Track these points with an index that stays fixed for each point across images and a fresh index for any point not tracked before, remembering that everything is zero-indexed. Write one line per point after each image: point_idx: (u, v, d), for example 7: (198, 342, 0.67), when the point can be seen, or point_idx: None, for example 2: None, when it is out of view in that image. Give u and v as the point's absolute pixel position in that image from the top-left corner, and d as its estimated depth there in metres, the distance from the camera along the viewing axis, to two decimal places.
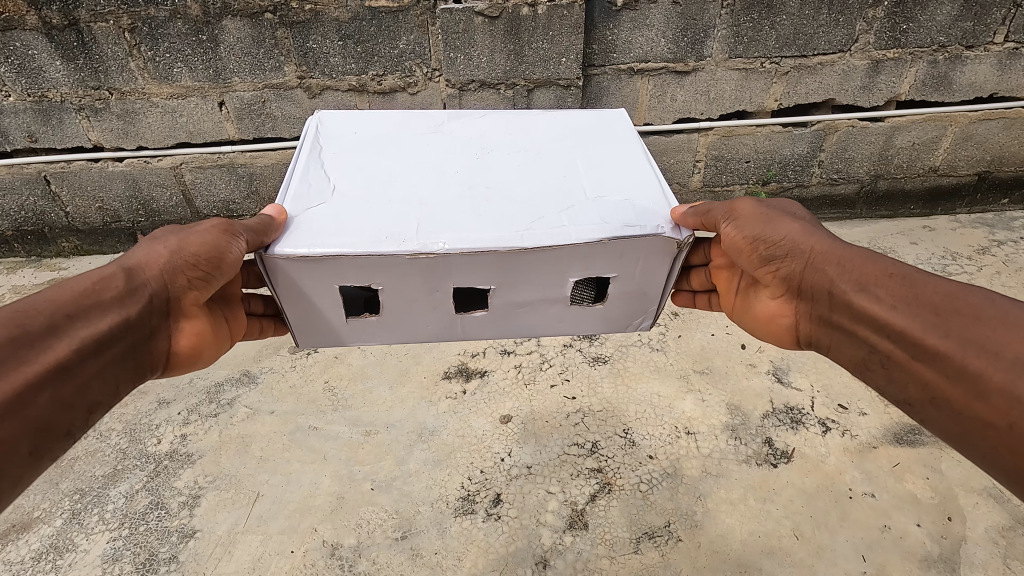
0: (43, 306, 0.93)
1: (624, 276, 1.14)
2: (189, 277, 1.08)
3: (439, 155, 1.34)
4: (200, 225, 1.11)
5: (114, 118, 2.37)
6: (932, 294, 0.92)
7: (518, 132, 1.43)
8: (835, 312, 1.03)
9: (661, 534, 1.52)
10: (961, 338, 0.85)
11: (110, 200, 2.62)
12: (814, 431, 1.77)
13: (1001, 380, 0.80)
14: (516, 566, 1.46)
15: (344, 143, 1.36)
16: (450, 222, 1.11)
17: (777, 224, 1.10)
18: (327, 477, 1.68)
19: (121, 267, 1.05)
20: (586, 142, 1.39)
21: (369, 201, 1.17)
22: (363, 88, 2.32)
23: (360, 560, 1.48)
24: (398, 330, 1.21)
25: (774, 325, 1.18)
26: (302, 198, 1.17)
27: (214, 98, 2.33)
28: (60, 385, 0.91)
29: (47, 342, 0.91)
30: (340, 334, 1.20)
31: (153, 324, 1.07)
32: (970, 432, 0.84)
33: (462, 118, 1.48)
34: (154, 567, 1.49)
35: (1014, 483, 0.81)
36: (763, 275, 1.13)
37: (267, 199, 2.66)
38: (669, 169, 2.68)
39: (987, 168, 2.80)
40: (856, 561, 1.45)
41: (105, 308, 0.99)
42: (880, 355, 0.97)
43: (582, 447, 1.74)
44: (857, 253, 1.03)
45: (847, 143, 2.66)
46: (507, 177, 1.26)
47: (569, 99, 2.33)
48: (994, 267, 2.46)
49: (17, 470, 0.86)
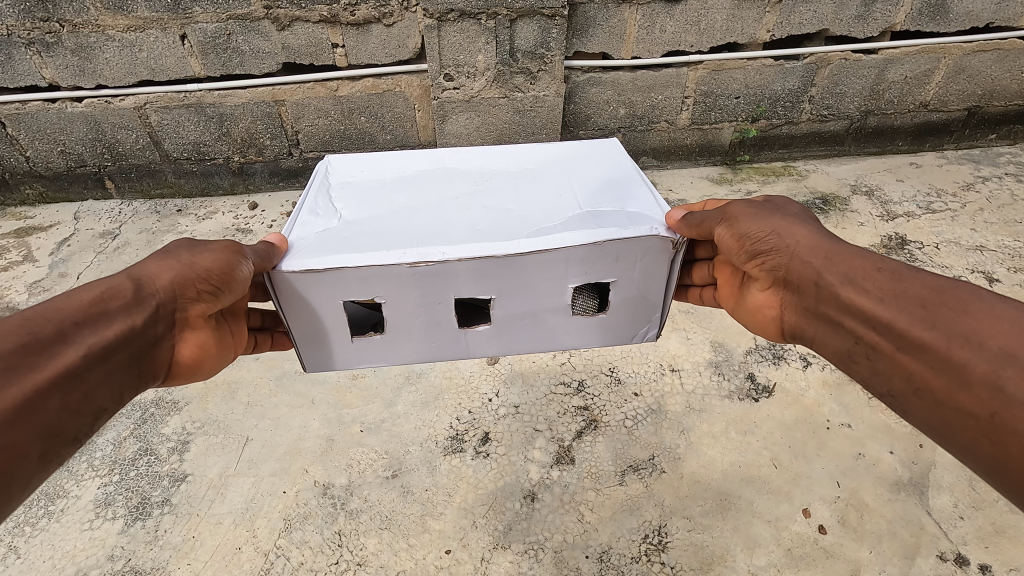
0: (52, 313, 0.88)
1: (624, 280, 1.11)
2: (199, 290, 1.03)
3: (437, 180, 1.30)
4: (212, 242, 1.07)
5: (68, 53, 2.22)
6: (918, 289, 0.87)
7: (512, 158, 1.38)
8: (821, 306, 0.98)
9: (645, 467, 1.56)
10: (946, 331, 0.81)
11: (72, 143, 2.48)
12: (795, 366, 1.81)
13: (985, 371, 0.75)
14: (505, 499, 1.50)
15: (353, 171, 1.34)
16: (450, 235, 1.08)
17: (767, 219, 1.06)
18: (316, 421, 1.69)
19: (130, 277, 0.99)
20: (580, 163, 1.34)
21: (373, 222, 1.15)
22: (335, 19, 2.20)
23: (352, 498, 1.51)
24: (403, 349, 1.18)
25: (763, 316, 1.14)
26: (309, 224, 1.15)
27: (175, 30, 2.18)
28: (68, 391, 0.86)
29: (56, 349, 0.86)
30: (343, 354, 1.17)
31: (158, 333, 1.00)
32: (953, 422, 0.79)
33: (462, 148, 1.43)
34: (147, 510, 1.50)
35: (994, 478, 0.77)
36: (750, 271, 1.09)
37: (239, 141, 2.53)
38: (657, 105, 2.59)
39: (977, 103, 2.76)
40: (831, 487, 1.50)
41: (112, 316, 0.93)
42: (864, 348, 0.92)
43: (567, 386, 1.77)
44: (847, 249, 0.99)
45: (839, 76, 2.59)
46: (505, 198, 1.22)
47: (553, 30, 2.21)
48: (977, 204, 2.46)
49: (24, 476, 0.80)
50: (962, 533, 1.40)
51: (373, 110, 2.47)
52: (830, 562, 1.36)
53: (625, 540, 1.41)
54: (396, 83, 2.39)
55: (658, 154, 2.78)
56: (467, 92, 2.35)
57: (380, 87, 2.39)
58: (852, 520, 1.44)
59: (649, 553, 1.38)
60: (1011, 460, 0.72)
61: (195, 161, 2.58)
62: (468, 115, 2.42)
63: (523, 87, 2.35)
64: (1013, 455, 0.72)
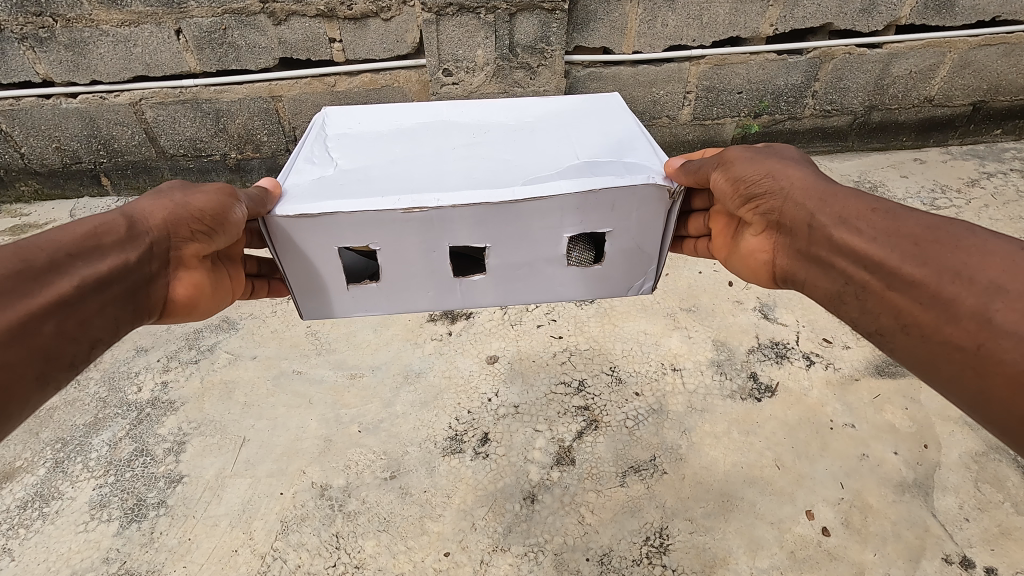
0: (46, 243, 0.88)
1: (619, 230, 1.09)
2: (192, 230, 1.02)
3: (435, 135, 1.27)
4: (207, 184, 1.06)
5: (62, 49, 2.19)
6: (912, 226, 0.86)
7: (511, 114, 1.35)
8: (813, 248, 0.97)
9: (647, 468, 1.54)
10: (937, 266, 0.80)
11: (67, 139, 2.45)
12: (798, 364, 1.79)
13: (973, 304, 0.75)
14: (505, 500, 1.48)
15: (351, 126, 1.32)
16: (446, 183, 1.06)
17: (763, 163, 1.04)
18: (313, 420, 1.68)
19: (123, 215, 0.99)
20: (580, 119, 1.31)
21: (370, 171, 1.12)
22: (332, 14, 2.16)
23: (350, 499, 1.49)
24: (399, 300, 1.16)
25: (754, 261, 1.13)
26: (304, 172, 1.13)
27: (170, 25, 2.15)
28: (63, 317, 0.87)
29: (49, 278, 0.86)
30: (338, 303, 1.15)
31: (152, 270, 1.00)
32: (936, 356, 0.80)
33: (462, 104, 1.40)
34: (143, 511, 1.48)
35: (974, 409, 0.77)
36: (742, 215, 1.08)
37: (236, 137, 2.50)
38: (658, 100, 2.56)
39: (982, 98, 2.72)
40: (834, 488, 1.48)
41: (105, 251, 0.93)
42: (855, 288, 0.91)
43: (568, 385, 1.75)
44: (842, 190, 0.98)
45: (843, 71, 2.56)
46: (501, 150, 1.19)
47: (554, 25, 2.17)
48: (982, 200, 2.43)
49: (22, 394, 0.82)
50: (967, 535, 1.38)
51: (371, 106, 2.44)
52: (833, 565, 1.34)
53: (626, 542, 1.40)
54: (395, 79, 2.36)
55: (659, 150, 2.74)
56: (466, 88, 2.32)
57: (378, 83, 2.37)
58: (856, 522, 1.42)
59: (650, 555, 1.37)
60: (992, 391, 0.73)
61: (192, 158, 2.55)
62: None
63: (523, 82, 2.32)
64: (995, 385, 0.73)
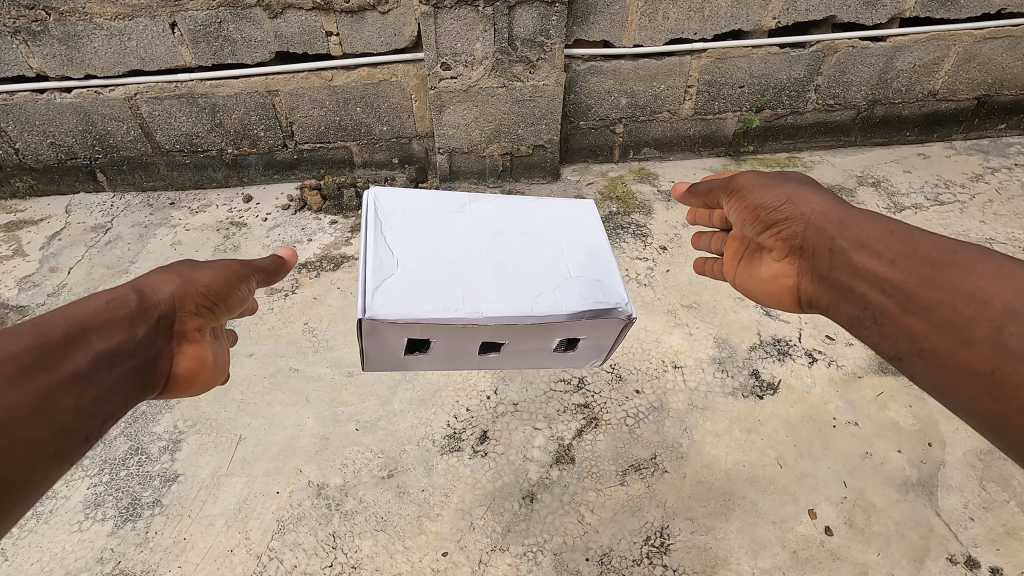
0: (58, 317, 0.81)
1: (593, 334, 1.26)
2: (199, 305, 0.97)
3: (469, 235, 1.34)
4: (212, 260, 1.04)
5: (55, 42, 2.16)
6: (930, 249, 0.81)
7: (517, 216, 1.41)
8: (833, 273, 0.91)
9: (647, 466, 1.52)
10: (954, 290, 0.75)
11: (62, 135, 2.43)
12: (800, 362, 1.77)
13: (987, 327, 0.70)
14: (503, 500, 1.46)
15: (401, 219, 1.33)
16: (488, 296, 1.18)
17: (781, 190, 1.02)
18: (310, 419, 1.66)
19: (132, 289, 0.92)
20: (569, 231, 1.38)
21: (430, 273, 1.20)
22: (328, 6, 2.14)
23: (346, 499, 1.47)
24: (447, 363, 1.32)
25: (774, 289, 1.06)
26: (380, 273, 1.18)
27: (165, 18, 2.13)
28: (78, 394, 0.77)
29: (67, 351, 0.78)
30: (399, 360, 1.30)
31: (160, 346, 0.91)
32: (954, 382, 0.74)
33: (483, 198, 1.45)
34: (137, 511, 1.47)
35: (999, 439, 0.71)
36: (765, 243, 1.04)
37: (233, 133, 2.48)
38: (659, 95, 2.53)
39: (987, 92, 2.69)
40: (837, 487, 1.46)
41: (118, 324, 0.85)
42: (871, 312, 0.86)
43: (567, 383, 1.73)
44: (861, 215, 0.93)
45: (846, 65, 2.53)
46: (512, 254, 1.29)
47: (553, 18, 2.14)
48: (987, 196, 2.41)
49: (37, 476, 0.70)
50: (972, 535, 1.37)
51: (368, 101, 2.41)
52: (836, 565, 1.33)
53: (627, 542, 1.38)
54: (392, 73, 2.33)
55: (661, 145, 2.71)
56: (464, 82, 2.29)
57: (375, 77, 2.34)
58: (860, 521, 1.40)
59: (651, 555, 1.35)
60: (1011, 417, 0.68)
61: (188, 153, 2.53)
62: (466, 105, 2.36)
63: (522, 76, 2.29)
64: (1015, 411, 0.67)
